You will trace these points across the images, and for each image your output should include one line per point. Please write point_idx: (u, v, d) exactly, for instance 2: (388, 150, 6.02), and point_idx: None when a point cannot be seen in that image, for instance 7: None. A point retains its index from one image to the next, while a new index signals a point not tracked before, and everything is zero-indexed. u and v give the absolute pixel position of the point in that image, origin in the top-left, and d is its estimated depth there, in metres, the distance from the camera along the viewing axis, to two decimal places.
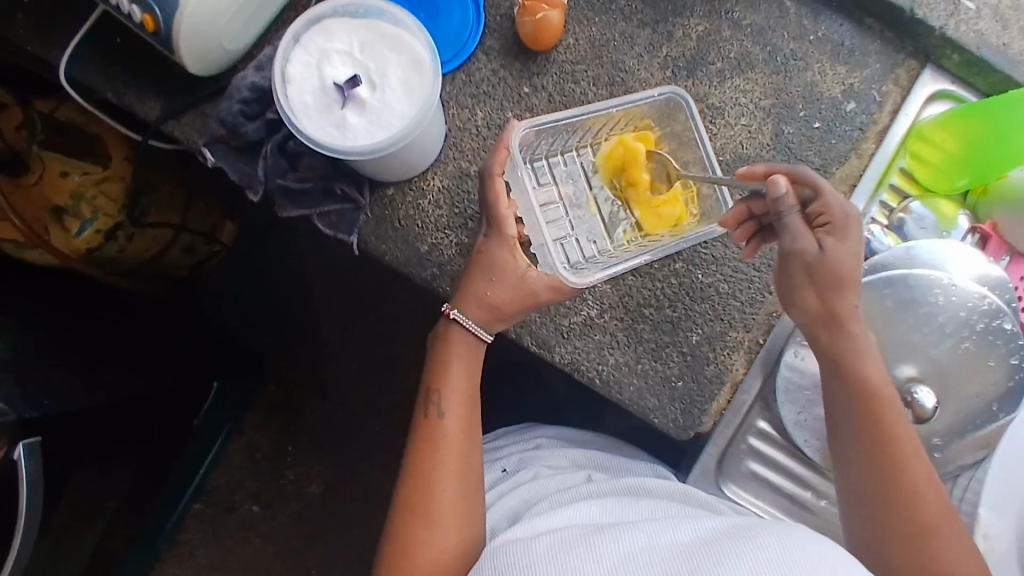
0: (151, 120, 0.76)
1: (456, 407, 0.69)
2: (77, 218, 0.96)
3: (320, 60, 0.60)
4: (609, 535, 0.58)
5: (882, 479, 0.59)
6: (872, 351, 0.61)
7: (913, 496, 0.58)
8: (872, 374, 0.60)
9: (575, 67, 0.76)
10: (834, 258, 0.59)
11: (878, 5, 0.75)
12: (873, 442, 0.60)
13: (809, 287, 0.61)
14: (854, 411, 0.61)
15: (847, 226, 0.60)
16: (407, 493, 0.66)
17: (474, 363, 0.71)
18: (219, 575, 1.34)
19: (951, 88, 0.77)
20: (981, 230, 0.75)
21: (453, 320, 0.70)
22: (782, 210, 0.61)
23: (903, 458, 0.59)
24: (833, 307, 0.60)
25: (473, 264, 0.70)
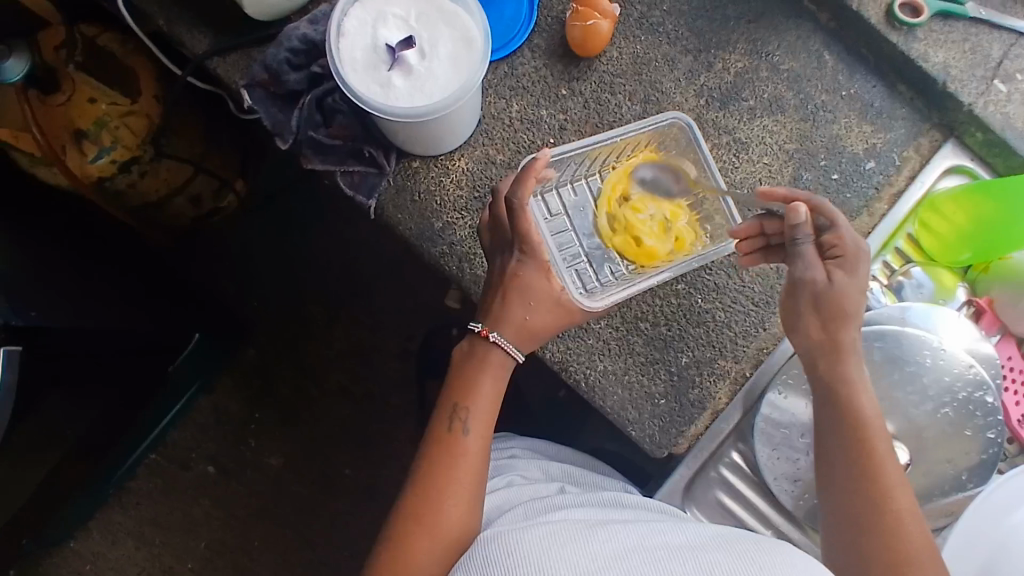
0: (196, 54, 0.78)
1: (479, 426, 0.68)
2: (95, 145, 0.96)
3: (376, 20, 0.62)
4: (599, 535, 0.59)
5: (867, 514, 0.59)
6: (866, 384, 0.63)
7: (900, 537, 0.58)
8: (864, 406, 0.62)
9: (615, 79, 0.78)
10: (841, 292, 0.61)
11: (911, 74, 0.78)
12: (861, 474, 0.60)
13: (812, 315, 0.63)
14: (843, 441, 0.62)
15: (857, 260, 0.62)
16: (417, 503, 0.65)
17: (503, 382, 0.69)
18: (161, 530, 1.31)
19: (969, 165, 0.79)
20: (976, 304, 0.77)
21: (491, 344, 0.68)
22: (798, 236, 0.63)
23: (890, 495, 0.59)
24: (835, 337, 0.62)
25: (505, 286, 0.68)
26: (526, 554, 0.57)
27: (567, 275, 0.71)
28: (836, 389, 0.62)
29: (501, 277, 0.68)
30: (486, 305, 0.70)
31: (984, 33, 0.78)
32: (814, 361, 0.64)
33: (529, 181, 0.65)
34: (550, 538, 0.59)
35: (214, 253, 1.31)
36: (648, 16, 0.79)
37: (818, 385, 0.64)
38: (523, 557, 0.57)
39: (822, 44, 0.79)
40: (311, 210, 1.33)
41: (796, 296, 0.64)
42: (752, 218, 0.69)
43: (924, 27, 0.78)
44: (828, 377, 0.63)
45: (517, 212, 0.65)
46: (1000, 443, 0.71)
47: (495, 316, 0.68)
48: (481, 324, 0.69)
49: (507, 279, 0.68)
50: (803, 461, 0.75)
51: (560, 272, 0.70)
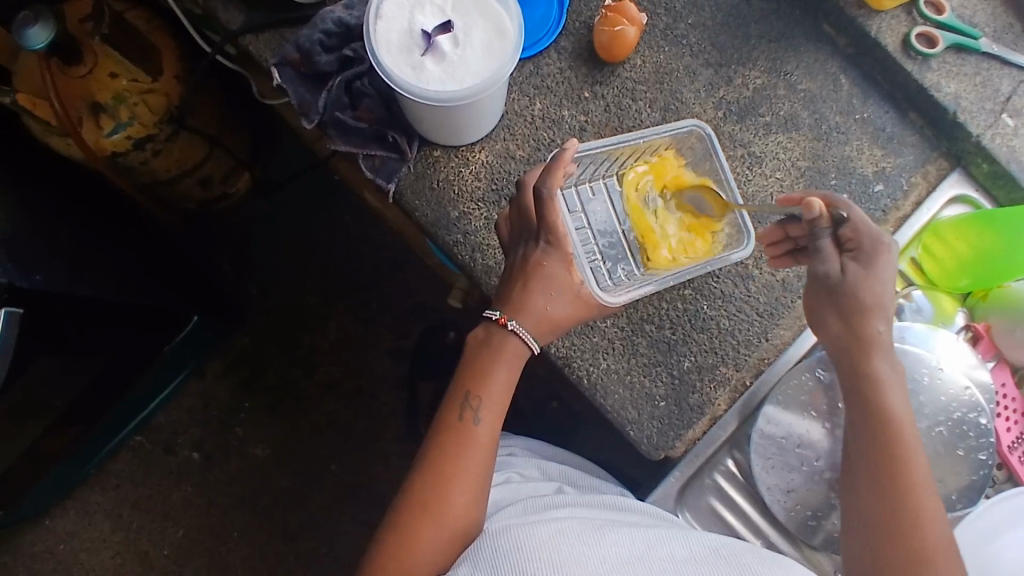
0: (229, 30, 0.79)
1: (490, 416, 0.68)
2: (112, 119, 0.97)
3: (414, 5, 0.63)
4: (604, 537, 0.61)
5: (885, 505, 0.61)
6: (893, 379, 0.64)
7: (915, 529, 0.60)
8: (889, 400, 0.63)
9: (636, 86, 0.80)
10: (854, 283, 0.63)
11: (923, 102, 0.81)
12: (881, 466, 0.62)
13: (833, 309, 0.66)
14: (866, 433, 0.63)
15: (877, 253, 0.63)
16: (422, 490, 0.65)
17: (517, 372, 0.70)
18: (140, 513, 1.30)
19: (972, 194, 0.81)
20: (974, 329, 0.78)
21: (510, 332, 0.69)
22: (817, 232, 0.65)
23: (911, 487, 0.61)
24: (861, 330, 0.64)
25: (527, 274, 0.69)
26: (534, 549, 0.59)
27: (587, 270, 0.72)
28: (862, 382, 0.64)
29: (523, 264, 0.69)
30: (504, 291, 0.70)
31: (995, 68, 0.81)
32: (843, 355, 0.66)
33: (557, 172, 0.66)
34: (561, 538, 0.60)
35: (220, 237, 1.32)
36: (673, 27, 0.81)
37: (845, 378, 0.66)
38: (530, 551, 0.59)
39: (839, 68, 0.82)
40: (320, 200, 1.33)
41: (817, 291, 0.67)
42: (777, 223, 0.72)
43: (938, 58, 0.80)
44: (855, 370, 0.65)
45: (545, 203, 0.66)
46: (989, 466, 0.72)
47: (515, 303, 0.68)
48: (498, 313, 0.70)
49: (529, 267, 0.69)
50: (795, 474, 0.76)
51: (580, 266, 0.71)
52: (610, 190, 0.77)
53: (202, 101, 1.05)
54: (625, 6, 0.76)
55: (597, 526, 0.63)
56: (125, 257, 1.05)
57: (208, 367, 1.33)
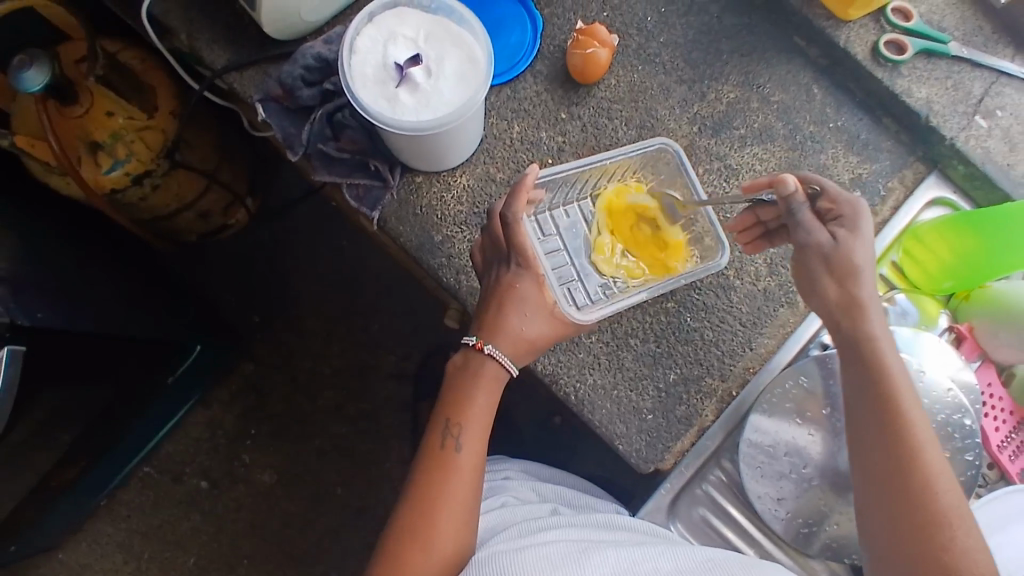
0: (214, 68, 0.82)
1: (472, 443, 0.69)
2: (110, 156, 0.99)
3: (387, 39, 0.65)
4: (592, 559, 0.63)
5: (896, 467, 0.62)
6: (885, 339, 0.66)
7: (927, 487, 0.61)
8: (886, 360, 0.65)
9: (612, 105, 0.82)
10: (846, 249, 0.65)
11: (896, 108, 0.82)
12: (888, 427, 0.63)
13: (826, 275, 0.66)
14: (869, 395, 0.65)
15: (857, 218, 0.65)
16: (408, 520, 0.66)
17: (498, 395, 0.71)
18: (149, 544, 1.31)
19: (951, 197, 0.83)
20: (957, 331, 0.79)
21: (486, 355, 0.69)
22: (794, 206, 0.66)
23: (916, 444, 0.62)
24: (852, 295, 0.66)
25: (501, 294, 0.70)
26: None
27: (559, 292, 0.74)
28: (860, 346, 0.65)
29: (497, 286, 0.71)
30: (480, 317, 0.71)
31: (965, 72, 0.82)
32: (838, 320, 0.67)
33: (521, 196, 0.68)
34: (544, 565, 0.62)
35: (219, 267, 1.34)
36: (646, 46, 0.83)
37: (841, 343, 0.67)
38: None
39: (811, 79, 0.84)
40: (316, 227, 1.36)
41: (806, 259, 0.67)
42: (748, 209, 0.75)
43: (908, 64, 0.82)
44: (853, 337, 0.66)
45: (511, 226, 0.68)
46: (978, 466, 0.73)
47: (491, 326, 0.70)
48: (475, 338, 0.70)
49: (503, 288, 0.70)
50: (785, 482, 0.76)
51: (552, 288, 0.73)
52: (584, 213, 0.80)
53: (199, 137, 1.07)
54: (596, 30, 0.79)
55: (584, 547, 0.65)
56: (126, 291, 1.07)
57: (212, 396, 1.35)
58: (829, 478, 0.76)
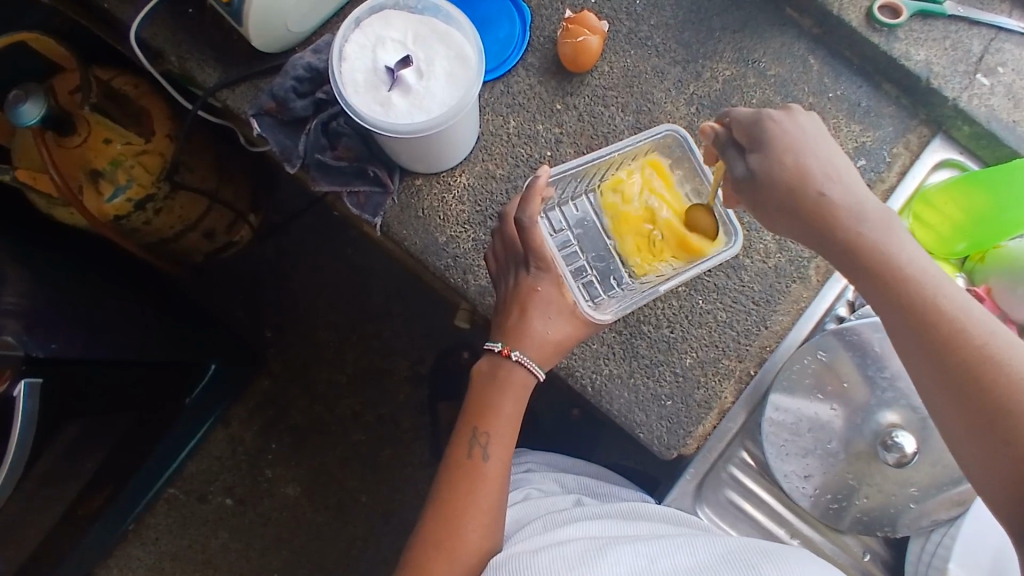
0: (206, 87, 0.81)
1: (499, 450, 0.69)
2: (111, 183, 0.99)
3: (374, 44, 0.65)
4: (606, 556, 0.62)
5: (940, 372, 0.54)
6: (877, 230, 0.57)
7: (1001, 376, 0.52)
8: (890, 257, 0.57)
9: (606, 93, 0.81)
10: (766, 169, 0.60)
11: (895, 72, 0.81)
12: (923, 332, 0.55)
13: (785, 200, 0.60)
14: (889, 304, 0.56)
15: (772, 132, 0.61)
16: (435, 529, 0.66)
17: (526, 402, 0.71)
18: (180, 564, 1.32)
19: (959, 157, 0.81)
20: (974, 292, 0.75)
21: (515, 363, 0.69)
22: (718, 134, 0.66)
23: (951, 337, 0.54)
24: (811, 203, 0.59)
25: (522, 299, 0.70)
26: None
27: (577, 289, 0.74)
28: (857, 253, 0.57)
29: (516, 291, 0.71)
30: (502, 322, 0.71)
31: (964, 30, 0.81)
32: (819, 233, 0.59)
33: (534, 200, 0.69)
34: (560, 564, 0.61)
35: (228, 285, 1.35)
36: (636, 30, 0.82)
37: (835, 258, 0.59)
38: None
39: (807, 49, 0.82)
40: (319, 238, 1.36)
41: (760, 193, 0.61)
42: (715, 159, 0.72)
43: (904, 27, 0.81)
44: (833, 243, 0.59)
45: (528, 231, 0.69)
46: None
47: (513, 331, 0.70)
48: (501, 344, 0.70)
49: (523, 292, 0.70)
50: (811, 458, 0.76)
51: (571, 287, 0.73)
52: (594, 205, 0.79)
53: (198, 157, 1.07)
54: (585, 17, 0.78)
55: (599, 545, 0.64)
56: (137, 313, 1.08)
57: (231, 414, 1.35)
58: (857, 452, 0.75)
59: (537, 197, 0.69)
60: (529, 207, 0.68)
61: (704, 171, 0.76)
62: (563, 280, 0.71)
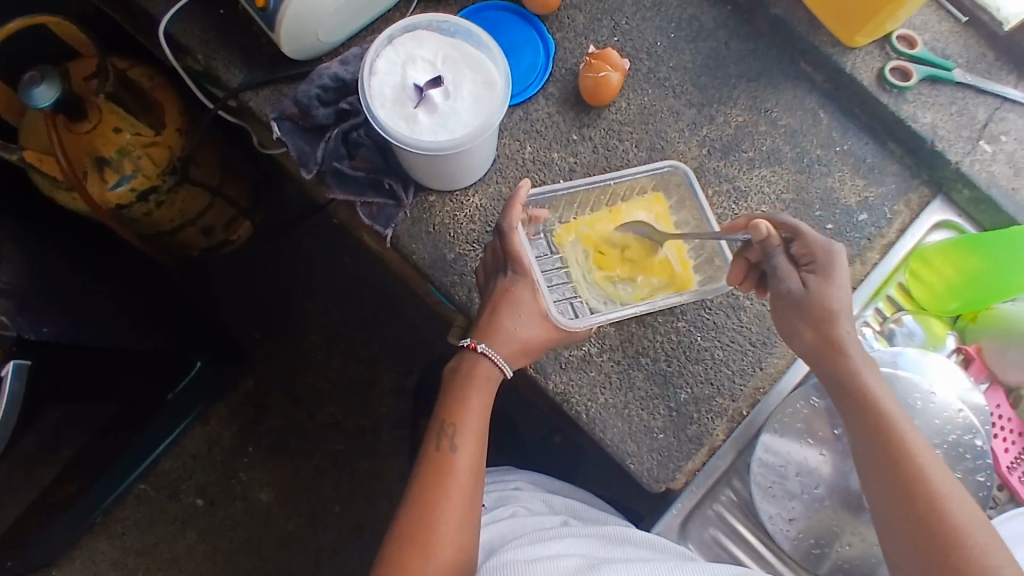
0: (230, 87, 0.82)
1: (468, 443, 0.69)
2: (116, 172, 0.99)
3: (405, 62, 0.67)
4: (600, 572, 0.63)
5: (907, 496, 0.62)
6: (870, 371, 0.68)
7: (944, 519, 0.61)
8: (875, 395, 0.66)
9: (622, 128, 0.83)
10: (817, 295, 0.68)
11: (901, 133, 0.84)
12: (886, 465, 0.64)
13: (802, 322, 0.70)
14: (865, 433, 0.66)
15: (830, 265, 0.68)
16: (410, 525, 0.66)
17: (491, 395, 0.72)
18: (142, 563, 1.29)
19: (956, 220, 0.85)
20: (966, 351, 0.82)
21: (479, 355, 0.71)
22: (769, 250, 0.70)
23: (921, 471, 0.63)
24: (829, 337, 0.68)
25: (497, 297, 0.71)
26: None
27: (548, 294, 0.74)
28: (847, 376, 0.67)
29: (493, 291, 0.72)
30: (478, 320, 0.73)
31: (970, 97, 0.84)
32: (822, 359, 0.69)
33: (515, 209, 0.70)
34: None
35: (222, 284, 1.34)
36: (656, 70, 0.85)
37: (831, 385, 0.69)
38: None
39: (817, 104, 0.86)
40: (319, 244, 1.36)
41: (783, 308, 0.71)
42: (739, 256, 0.73)
43: (913, 90, 0.84)
44: (832, 370, 0.69)
45: (506, 237, 0.69)
46: (989, 486, 0.76)
47: (484, 328, 0.71)
48: (470, 338, 0.72)
49: (499, 293, 0.71)
50: (796, 501, 0.77)
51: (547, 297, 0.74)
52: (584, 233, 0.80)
53: (204, 154, 1.08)
54: (608, 54, 0.80)
55: (592, 563, 0.66)
56: (130, 304, 1.07)
57: (210, 413, 1.34)
58: (841, 498, 0.76)
59: (518, 205, 0.70)
60: (510, 211, 0.69)
61: (708, 217, 0.76)
62: (540, 286, 0.72)
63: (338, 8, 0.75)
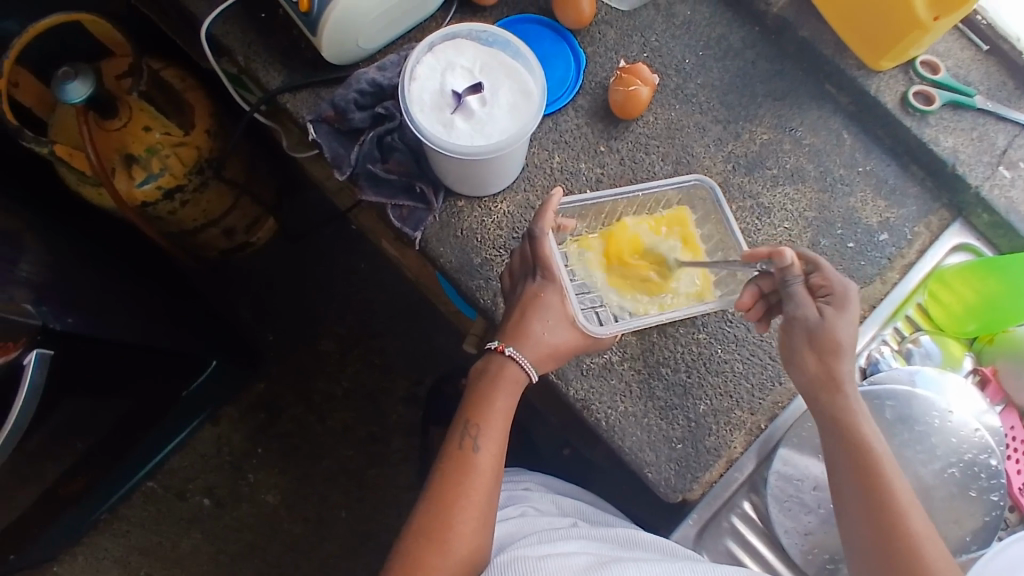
0: (269, 89, 0.85)
1: (491, 444, 0.70)
2: (144, 169, 1.00)
3: (444, 68, 0.69)
4: (611, 569, 0.64)
5: (884, 533, 0.65)
6: (863, 413, 0.69)
7: (920, 563, 0.63)
8: (867, 438, 0.67)
9: (649, 141, 0.85)
10: (830, 326, 0.69)
11: (923, 156, 0.86)
12: (869, 501, 0.66)
13: (808, 350, 0.70)
14: (850, 472, 0.67)
15: (847, 300, 0.69)
16: (428, 520, 0.66)
17: (517, 399, 0.73)
18: (147, 561, 1.30)
19: (975, 243, 0.86)
20: (982, 372, 0.83)
21: (508, 359, 0.72)
22: (789, 277, 0.70)
23: (902, 511, 0.65)
24: (831, 370, 0.69)
25: (526, 303, 0.73)
26: None
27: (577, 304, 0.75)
28: (840, 411, 0.69)
29: (522, 297, 0.73)
30: (505, 325, 0.74)
31: (991, 123, 0.86)
32: (816, 392, 0.70)
33: (547, 216, 0.72)
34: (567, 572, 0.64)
35: (242, 284, 1.36)
36: (683, 87, 0.86)
37: (822, 421, 0.70)
38: None
39: (841, 125, 0.87)
40: (338, 249, 1.38)
41: (793, 330, 0.71)
42: (750, 283, 0.74)
43: (935, 114, 0.85)
44: (826, 403, 0.70)
45: (538, 242, 0.72)
46: (1002, 506, 0.76)
47: (513, 331, 0.72)
48: (498, 341, 0.73)
49: (527, 297, 0.73)
50: (812, 515, 0.78)
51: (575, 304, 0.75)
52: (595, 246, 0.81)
53: (232, 156, 1.10)
54: (639, 69, 0.82)
55: (603, 561, 0.67)
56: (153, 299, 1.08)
57: (223, 413, 1.35)
58: None
59: (550, 212, 0.72)
60: (542, 217, 0.72)
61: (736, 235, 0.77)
62: (568, 292, 0.74)
63: (379, 14, 0.77)
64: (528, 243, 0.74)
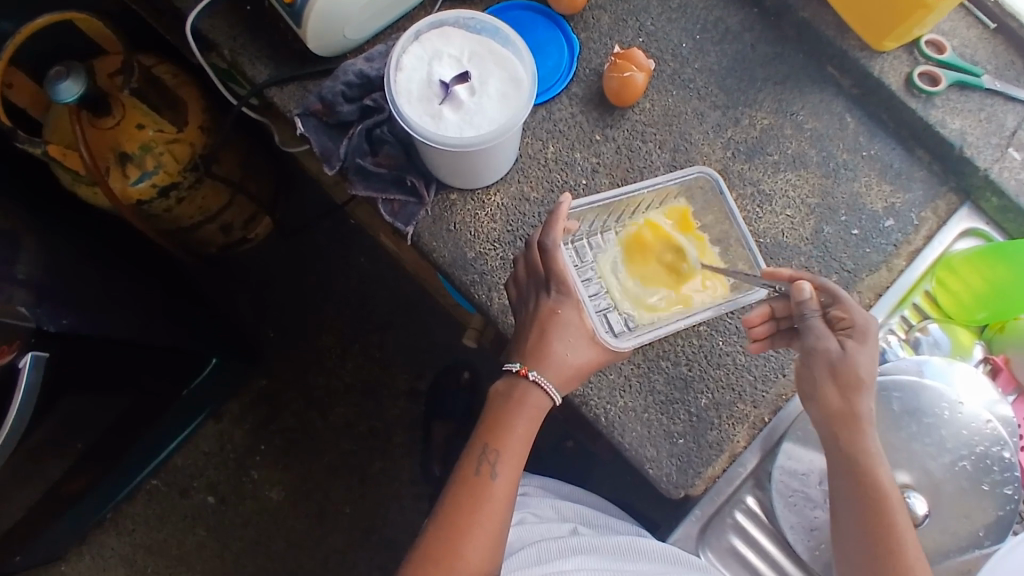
0: (255, 82, 0.83)
1: (508, 469, 0.68)
2: (138, 168, 0.99)
3: (432, 57, 0.67)
4: None
5: None
6: (882, 458, 0.67)
7: None
8: (881, 481, 0.66)
9: (645, 129, 0.82)
10: (854, 361, 0.66)
11: (930, 139, 0.83)
12: (875, 547, 0.64)
13: (829, 382, 0.68)
14: (860, 518, 0.65)
15: (869, 333, 0.67)
16: (436, 545, 0.65)
17: (539, 423, 0.70)
18: (152, 559, 1.29)
19: (984, 227, 0.84)
20: (993, 362, 0.81)
21: (533, 384, 0.69)
22: (805, 311, 0.69)
23: (906, 562, 0.63)
24: (852, 406, 0.67)
25: (546, 322, 0.70)
26: None
27: (596, 318, 0.73)
28: (856, 451, 0.67)
29: (536, 310, 0.71)
30: (521, 344, 0.71)
31: (1000, 104, 0.83)
32: (833, 431, 0.68)
33: (556, 227, 0.69)
34: None
35: (240, 282, 1.35)
36: (680, 72, 0.84)
37: (839, 464, 0.68)
38: None
39: (843, 108, 0.85)
40: (336, 245, 1.36)
41: (812, 362, 0.69)
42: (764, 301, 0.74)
43: (941, 95, 0.83)
44: (842, 443, 0.68)
45: (550, 253, 0.69)
46: (1016, 500, 0.74)
47: (534, 352, 0.70)
48: (519, 364, 0.70)
49: (544, 314, 0.70)
50: (819, 510, 0.76)
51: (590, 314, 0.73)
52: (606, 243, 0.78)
53: (226, 151, 1.09)
54: (633, 54, 0.80)
55: None
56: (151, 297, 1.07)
57: (224, 410, 1.34)
58: None
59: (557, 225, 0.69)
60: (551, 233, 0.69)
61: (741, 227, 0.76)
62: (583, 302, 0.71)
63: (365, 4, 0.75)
64: (536, 251, 0.71)
